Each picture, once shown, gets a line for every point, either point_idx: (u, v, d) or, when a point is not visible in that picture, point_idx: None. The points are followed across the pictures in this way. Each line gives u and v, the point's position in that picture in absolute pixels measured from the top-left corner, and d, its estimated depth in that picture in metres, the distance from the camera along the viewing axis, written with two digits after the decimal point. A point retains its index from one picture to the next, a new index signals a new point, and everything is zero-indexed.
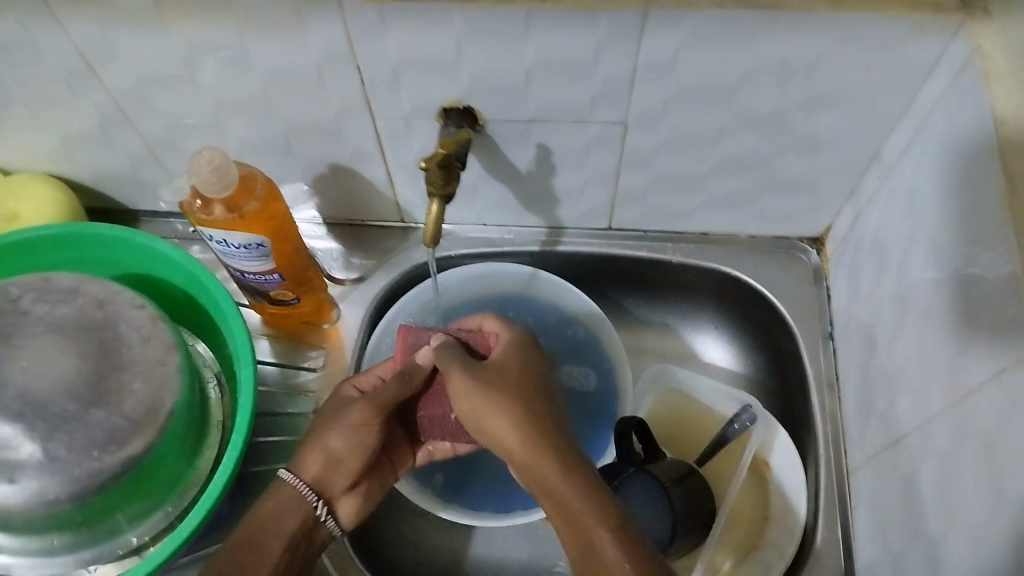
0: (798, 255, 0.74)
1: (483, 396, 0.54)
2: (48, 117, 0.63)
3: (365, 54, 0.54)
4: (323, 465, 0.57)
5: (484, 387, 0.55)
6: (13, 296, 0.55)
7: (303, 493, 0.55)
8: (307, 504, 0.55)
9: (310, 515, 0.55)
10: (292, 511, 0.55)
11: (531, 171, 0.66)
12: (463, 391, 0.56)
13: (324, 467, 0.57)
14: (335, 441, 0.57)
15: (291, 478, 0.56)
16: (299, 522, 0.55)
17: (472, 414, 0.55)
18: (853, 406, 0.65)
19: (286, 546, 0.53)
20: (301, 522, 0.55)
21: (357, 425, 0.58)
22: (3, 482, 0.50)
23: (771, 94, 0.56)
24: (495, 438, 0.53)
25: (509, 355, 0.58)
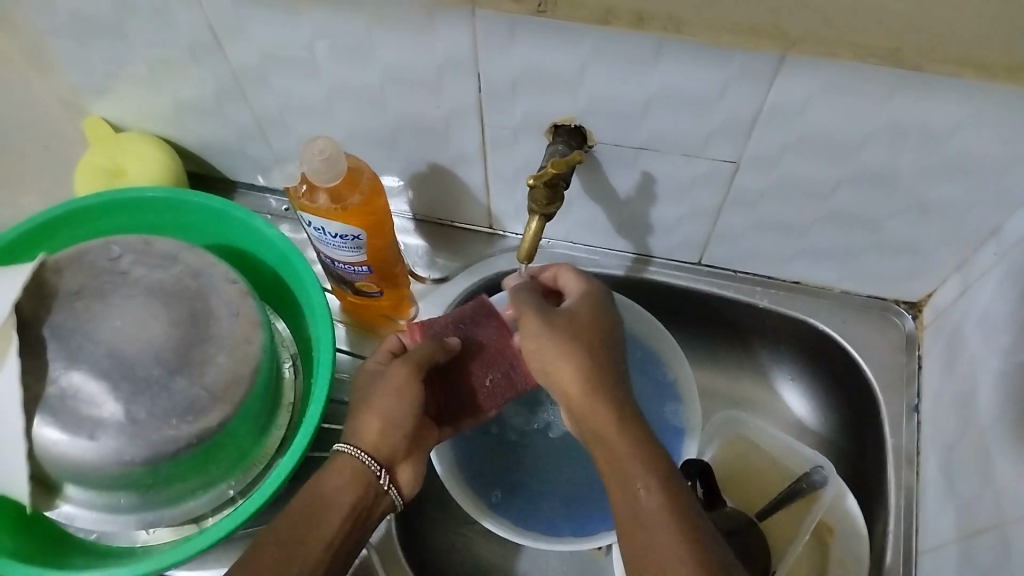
0: (892, 319, 0.71)
1: (555, 343, 0.53)
2: (167, 83, 0.65)
3: (487, 62, 0.53)
4: (376, 433, 0.56)
5: (559, 333, 0.53)
6: (114, 255, 0.57)
7: (359, 458, 0.55)
8: (368, 473, 0.55)
9: (372, 484, 0.55)
10: (352, 483, 0.55)
11: (631, 197, 0.65)
12: (533, 336, 0.54)
13: (378, 434, 0.56)
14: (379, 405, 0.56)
15: (348, 450, 0.55)
16: (359, 492, 0.55)
17: (537, 358, 0.54)
18: (932, 484, 0.62)
19: (346, 517, 0.53)
20: (366, 491, 0.55)
21: (401, 384, 0.57)
22: (83, 436, 0.51)
23: (896, 154, 0.54)
24: (561, 385, 0.52)
25: (583, 306, 0.55)
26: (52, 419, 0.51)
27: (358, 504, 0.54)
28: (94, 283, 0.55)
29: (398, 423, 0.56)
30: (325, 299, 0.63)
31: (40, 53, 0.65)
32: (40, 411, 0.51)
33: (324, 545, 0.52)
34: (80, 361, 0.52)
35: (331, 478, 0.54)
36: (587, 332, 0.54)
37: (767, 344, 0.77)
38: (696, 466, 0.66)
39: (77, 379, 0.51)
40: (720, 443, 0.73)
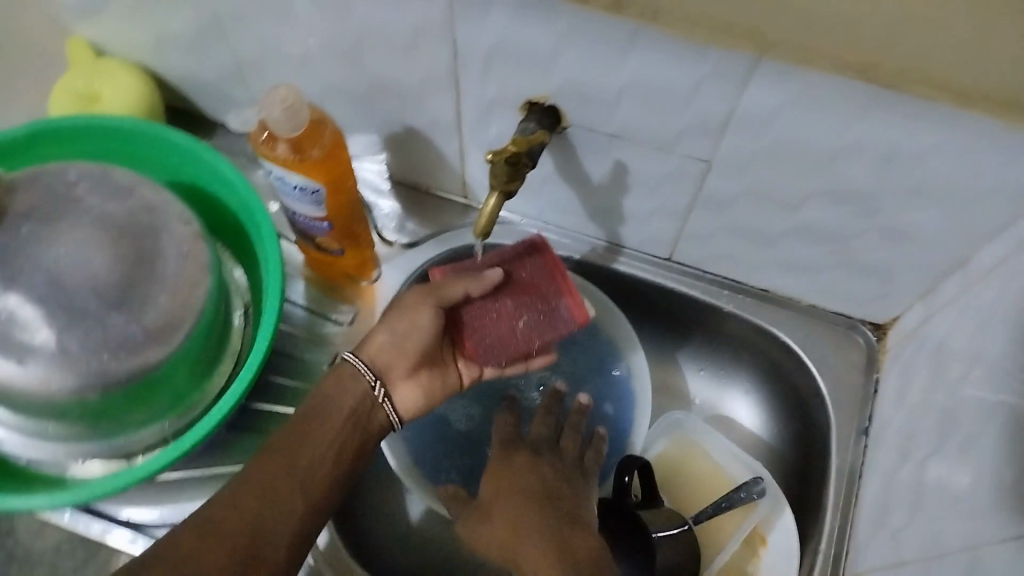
0: (855, 339, 0.70)
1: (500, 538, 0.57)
2: (147, 12, 0.64)
3: (462, 29, 0.52)
4: (381, 347, 0.56)
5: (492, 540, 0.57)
6: (70, 181, 0.56)
7: (359, 371, 0.55)
8: (363, 382, 0.55)
9: (367, 393, 0.55)
10: (342, 392, 0.55)
11: (603, 184, 0.64)
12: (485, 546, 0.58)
13: (381, 347, 0.56)
14: (382, 329, 0.56)
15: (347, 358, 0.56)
16: (356, 403, 0.55)
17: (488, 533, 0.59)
18: (868, 510, 0.61)
19: (345, 421, 0.54)
20: (361, 404, 0.55)
21: (414, 308, 0.56)
22: (12, 360, 0.50)
23: (867, 172, 0.52)
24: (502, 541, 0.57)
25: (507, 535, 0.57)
26: None
27: (358, 409, 0.55)
28: (44, 207, 0.54)
29: (409, 339, 0.56)
30: (281, 249, 0.62)
31: None
32: None
33: (326, 449, 0.53)
34: (18, 284, 0.51)
35: (332, 387, 0.55)
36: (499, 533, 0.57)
37: (731, 350, 0.76)
38: (637, 462, 0.65)
39: (12, 303, 0.51)
40: (668, 441, 0.73)
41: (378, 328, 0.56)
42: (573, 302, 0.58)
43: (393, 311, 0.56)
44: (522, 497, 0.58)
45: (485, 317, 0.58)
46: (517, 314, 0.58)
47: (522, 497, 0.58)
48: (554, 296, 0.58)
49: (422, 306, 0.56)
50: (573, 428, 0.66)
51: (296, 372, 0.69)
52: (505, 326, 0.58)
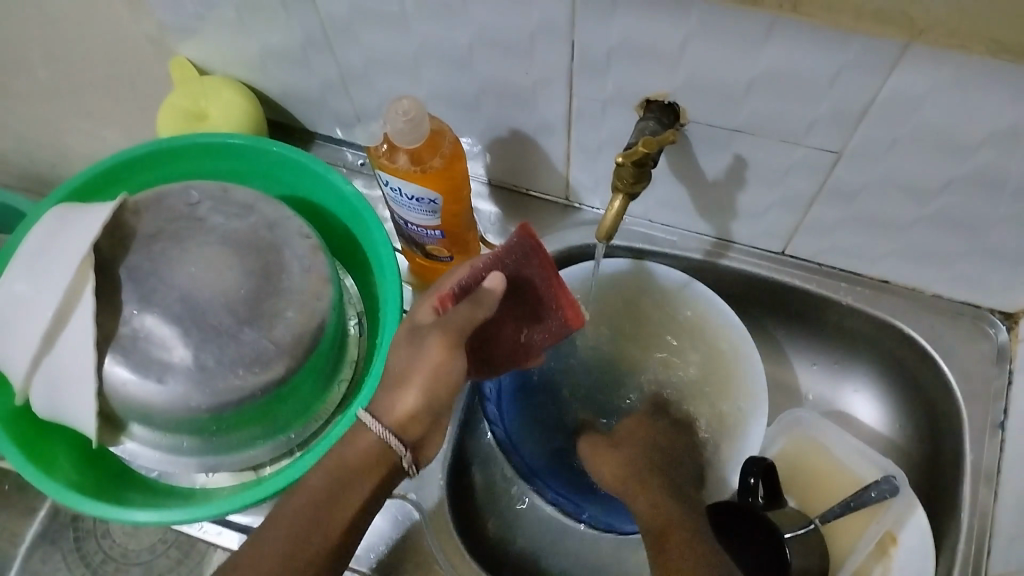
0: (984, 329, 0.67)
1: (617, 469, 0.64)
2: (254, 29, 0.64)
3: (583, 32, 0.51)
4: (406, 412, 0.51)
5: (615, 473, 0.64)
6: (193, 201, 0.57)
7: (388, 443, 0.51)
8: (389, 453, 0.52)
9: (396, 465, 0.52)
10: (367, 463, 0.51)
11: (718, 180, 0.62)
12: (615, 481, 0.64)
13: (408, 415, 0.52)
14: (407, 396, 0.51)
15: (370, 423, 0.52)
16: (381, 473, 0.52)
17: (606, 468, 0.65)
18: (1011, 508, 0.59)
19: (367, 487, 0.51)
20: (384, 469, 0.52)
21: (437, 361, 0.51)
22: (152, 379, 0.51)
23: (1011, 159, 0.50)
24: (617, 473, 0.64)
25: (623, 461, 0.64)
26: (125, 359, 0.51)
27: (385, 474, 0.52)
28: (171, 228, 0.55)
29: (441, 397, 0.52)
30: (397, 260, 0.62)
31: None
32: (113, 350, 0.52)
33: (354, 509, 0.51)
34: (154, 304, 0.52)
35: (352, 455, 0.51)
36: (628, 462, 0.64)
37: (846, 343, 0.74)
38: (759, 466, 0.64)
39: (150, 322, 0.52)
40: (786, 440, 0.72)
41: (400, 392, 0.51)
42: (572, 311, 0.58)
43: (418, 370, 0.51)
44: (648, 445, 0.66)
45: (486, 330, 0.58)
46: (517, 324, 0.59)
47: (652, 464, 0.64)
48: (553, 301, 0.58)
49: (450, 358, 0.52)
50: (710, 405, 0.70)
51: None
52: (507, 336, 0.59)
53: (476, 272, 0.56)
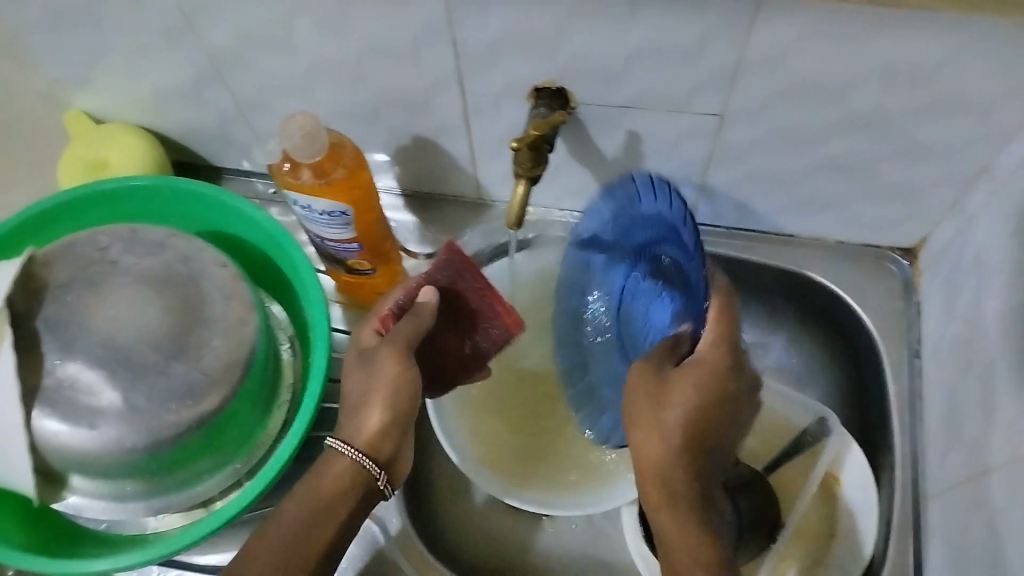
0: (887, 266, 0.71)
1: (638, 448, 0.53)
2: (146, 71, 0.65)
3: (463, 29, 0.54)
4: (374, 431, 0.52)
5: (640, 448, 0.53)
6: (102, 245, 0.56)
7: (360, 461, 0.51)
8: (361, 471, 0.51)
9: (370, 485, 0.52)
10: (340, 482, 0.51)
11: (618, 158, 0.65)
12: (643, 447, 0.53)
13: (377, 433, 0.52)
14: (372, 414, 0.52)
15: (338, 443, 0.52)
16: (355, 495, 0.51)
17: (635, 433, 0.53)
18: (937, 425, 0.62)
19: (348, 498, 0.51)
20: (358, 488, 0.51)
21: (392, 376, 0.53)
22: (84, 426, 0.51)
23: (879, 96, 0.54)
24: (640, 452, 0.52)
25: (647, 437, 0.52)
26: (52, 410, 0.51)
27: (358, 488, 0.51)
28: (84, 274, 0.54)
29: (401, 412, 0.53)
30: (320, 278, 0.62)
31: (16, 49, 0.65)
32: (40, 403, 0.51)
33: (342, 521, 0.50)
34: (76, 352, 0.52)
35: (326, 475, 0.51)
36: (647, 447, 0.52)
37: (768, 300, 0.76)
38: None
39: (74, 370, 0.51)
40: None
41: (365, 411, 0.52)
42: (510, 318, 0.59)
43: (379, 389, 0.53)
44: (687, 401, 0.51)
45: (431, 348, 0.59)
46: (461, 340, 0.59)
47: (689, 421, 0.51)
48: (493, 310, 0.59)
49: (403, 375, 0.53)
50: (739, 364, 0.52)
51: None
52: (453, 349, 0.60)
53: (411, 289, 0.58)
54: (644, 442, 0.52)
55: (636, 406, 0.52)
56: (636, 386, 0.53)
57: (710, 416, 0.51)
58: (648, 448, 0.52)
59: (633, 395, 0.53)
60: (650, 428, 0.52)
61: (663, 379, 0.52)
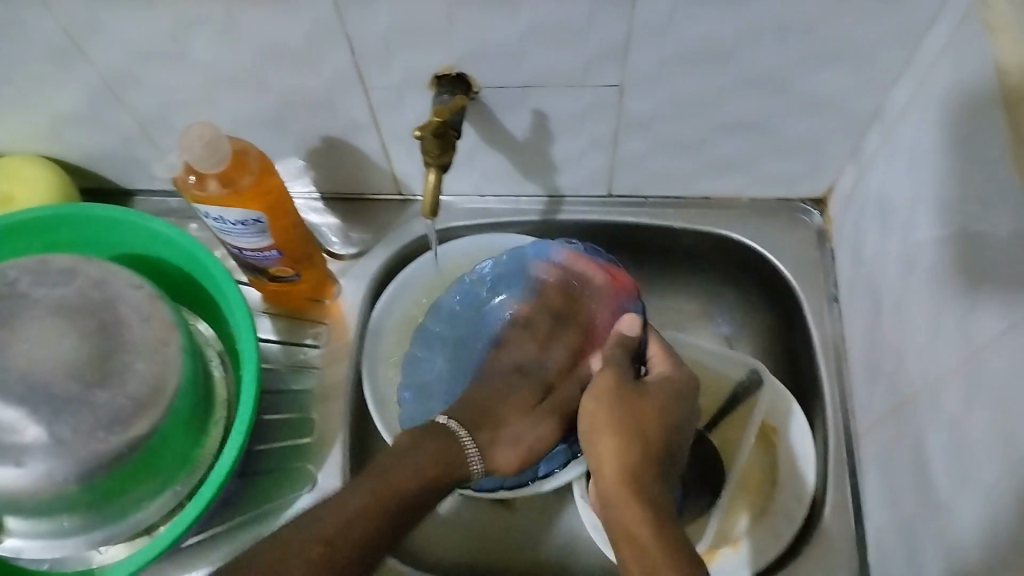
0: (800, 218, 0.73)
1: (593, 442, 0.54)
2: (38, 98, 0.63)
3: (355, 24, 0.54)
4: (506, 459, 0.59)
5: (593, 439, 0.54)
6: (10, 280, 0.55)
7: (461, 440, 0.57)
8: (464, 460, 0.56)
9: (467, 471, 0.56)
10: (445, 462, 0.56)
11: (528, 139, 0.65)
12: (596, 428, 0.55)
13: (523, 456, 0.60)
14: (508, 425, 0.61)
15: (456, 428, 0.58)
16: (451, 477, 0.55)
17: (591, 429, 0.55)
18: (860, 364, 0.65)
19: (444, 487, 0.55)
20: (456, 476, 0.56)
21: (548, 416, 0.62)
22: (10, 465, 0.50)
23: (769, 52, 0.55)
24: (597, 455, 0.54)
25: (597, 422, 0.55)
26: None
27: (455, 475, 0.56)
28: None
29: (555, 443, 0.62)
30: (241, 289, 0.62)
31: None
32: None
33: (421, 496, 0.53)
34: None
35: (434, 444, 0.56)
36: (601, 440, 0.54)
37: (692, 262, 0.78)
38: None
39: None
40: None
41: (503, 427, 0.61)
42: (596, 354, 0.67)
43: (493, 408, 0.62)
44: (649, 407, 0.55)
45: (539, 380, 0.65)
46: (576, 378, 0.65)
47: (652, 418, 0.54)
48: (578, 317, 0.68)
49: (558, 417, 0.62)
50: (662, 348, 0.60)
51: (289, 407, 0.69)
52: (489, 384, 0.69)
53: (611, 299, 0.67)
54: (610, 445, 0.53)
55: (592, 420, 0.55)
56: (597, 391, 0.56)
57: (671, 423, 0.55)
58: (618, 450, 0.53)
59: (593, 402, 0.56)
60: (611, 432, 0.54)
61: (625, 386, 0.56)
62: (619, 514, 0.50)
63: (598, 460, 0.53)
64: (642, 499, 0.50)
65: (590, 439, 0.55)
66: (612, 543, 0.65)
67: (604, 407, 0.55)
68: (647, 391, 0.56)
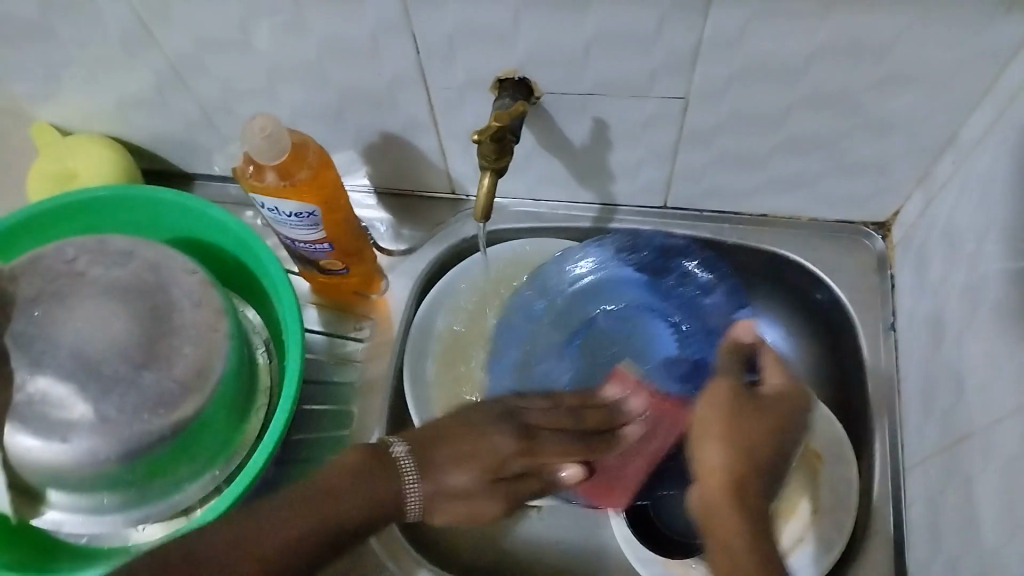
0: (862, 242, 0.71)
1: (719, 456, 0.50)
2: (107, 80, 0.64)
3: (420, 22, 0.53)
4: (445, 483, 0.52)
5: (730, 443, 0.50)
6: (69, 258, 0.56)
7: (400, 464, 0.51)
8: (398, 502, 0.50)
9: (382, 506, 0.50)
10: (376, 498, 0.50)
11: (586, 146, 0.64)
12: (709, 426, 0.52)
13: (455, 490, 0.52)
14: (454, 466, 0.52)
15: (401, 455, 0.52)
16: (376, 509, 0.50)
17: (696, 434, 0.53)
18: (913, 398, 0.62)
19: (353, 508, 0.49)
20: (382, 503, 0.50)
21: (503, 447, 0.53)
22: (56, 440, 0.51)
23: (842, 72, 0.54)
24: (701, 466, 0.51)
25: (750, 434, 0.51)
26: (24, 426, 0.51)
27: (382, 500, 0.50)
28: (52, 287, 0.54)
29: (490, 505, 0.53)
30: (292, 283, 0.62)
31: None
32: (11, 419, 0.51)
33: (277, 547, 0.47)
34: (45, 366, 0.51)
35: (376, 485, 0.50)
36: (714, 456, 0.50)
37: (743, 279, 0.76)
38: None
39: (44, 385, 0.51)
40: None
41: (456, 462, 0.52)
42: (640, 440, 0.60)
43: (451, 445, 0.52)
44: (765, 419, 0.52)
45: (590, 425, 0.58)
46: (643, 459, 0.64)
47: (763, 430, 0.51)
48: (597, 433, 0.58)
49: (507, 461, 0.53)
50: (774, 359, 0.55)
51: (331, 399, 0.69)
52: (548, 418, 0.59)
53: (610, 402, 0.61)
54: (715, 452, 0.50)
55: (704, 425, 0.52)
56: (709, 401, 0.53)
57: (783, 443, 0.52)
58: (723, 456, 0.50)
59: (708, 410, 0.53)
60: (720, 438, 0.51)
61: (743, 395, 0.53)
62: (710, 517, 0.49)
63: (705, 464, 0.51)
64: (752, 507, 0.48)
65: (697, 453, 0.51)
66: (643, 562, 0.64)
67: (713, 414, 0.52)
68: (766, 396, 0.53)
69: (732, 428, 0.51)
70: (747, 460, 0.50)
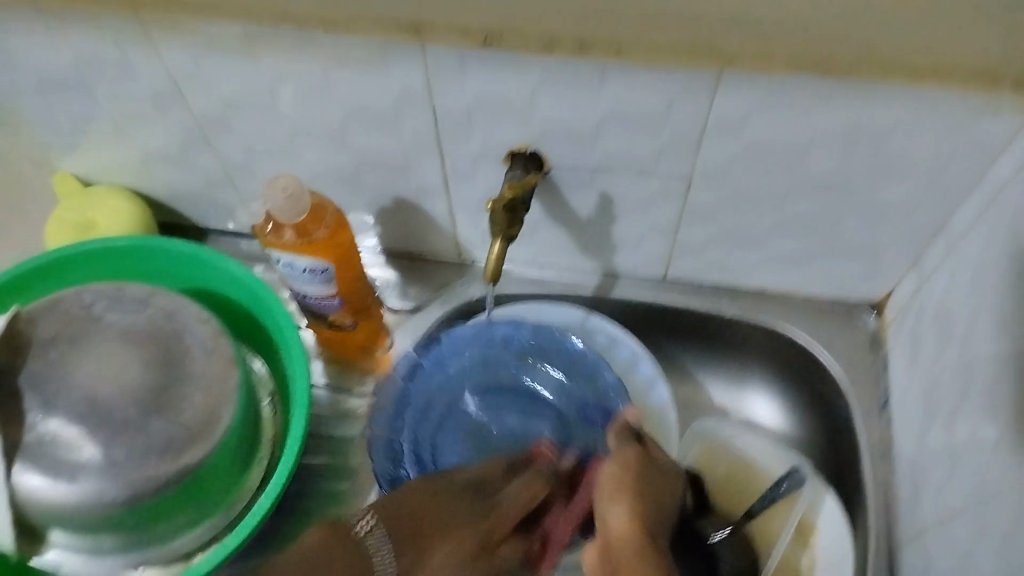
0: (855, 321, 0.73)
1: (624, 511, 0.51)
2: (135, 135, 0.67)
3: (441, 95, 0.56)
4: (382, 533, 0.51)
5: (630, 499, 0.52)
6: (87, 303, 0.57)
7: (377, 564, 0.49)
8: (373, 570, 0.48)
9: None
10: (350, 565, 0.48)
11: (592, 217, 0.67)
12: (609, 485, 0.53)
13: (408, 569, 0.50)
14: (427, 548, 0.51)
15: (363, 526, 0.50)
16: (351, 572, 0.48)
17: (600, 499, 0.53)
18: (907, 476, 0.63)
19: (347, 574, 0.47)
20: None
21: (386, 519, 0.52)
22: (64, 482, 0.51)
23: (837, 160, 0.57)
24: (608, 531, 0.51)
25: (618, 480, 0.53)
26: (33, 465, 0.51)
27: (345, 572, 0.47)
28: (68, 332, 0.55)
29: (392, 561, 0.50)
30: (301, 336, 0.63)
31: (8, 115, 0.67)
32: (21, 459, 0.52)
33: None
34: (58, 408, 0.52)
35: (338, 558, 0.47)
36: (617, 513, 0.51)
37: (737, 354, 0.78)
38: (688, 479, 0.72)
39: (55, 427, 0.52)
40: (699, 447, 0.75)
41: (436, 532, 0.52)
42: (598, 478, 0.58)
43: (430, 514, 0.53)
44: (662, 489, 0.54)
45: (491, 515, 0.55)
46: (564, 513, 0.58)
47: (656, 495, 0.53)
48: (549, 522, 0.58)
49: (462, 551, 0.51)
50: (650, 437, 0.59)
51: (333, 451, 0.70)
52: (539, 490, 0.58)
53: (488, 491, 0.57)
54: (624, 509, 0.51)
55: (614, 486, 0.53)
56: (617, 464, 0.55)
57: (660, 500, 0.53)
58: (631, 512, 0.51)
59: (616, 470, 0.54)
60: (629, 494, 0.52)
61: (644, 459, 0.55)
62: (625, 566, 0.48)
63: (610, 527, 0.51)
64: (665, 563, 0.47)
65: (602, 519, 0.52)
66: None
67: (613, 474, 0.54)
68: (621, 449, 0.56)
69: (630, 485, 0.53)
70: (645, 520, 0.51)
